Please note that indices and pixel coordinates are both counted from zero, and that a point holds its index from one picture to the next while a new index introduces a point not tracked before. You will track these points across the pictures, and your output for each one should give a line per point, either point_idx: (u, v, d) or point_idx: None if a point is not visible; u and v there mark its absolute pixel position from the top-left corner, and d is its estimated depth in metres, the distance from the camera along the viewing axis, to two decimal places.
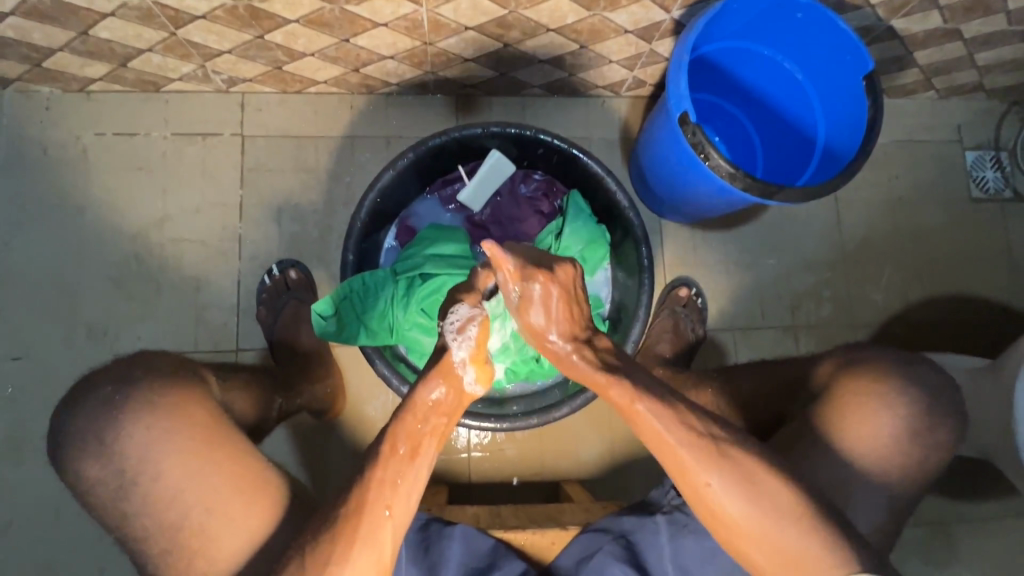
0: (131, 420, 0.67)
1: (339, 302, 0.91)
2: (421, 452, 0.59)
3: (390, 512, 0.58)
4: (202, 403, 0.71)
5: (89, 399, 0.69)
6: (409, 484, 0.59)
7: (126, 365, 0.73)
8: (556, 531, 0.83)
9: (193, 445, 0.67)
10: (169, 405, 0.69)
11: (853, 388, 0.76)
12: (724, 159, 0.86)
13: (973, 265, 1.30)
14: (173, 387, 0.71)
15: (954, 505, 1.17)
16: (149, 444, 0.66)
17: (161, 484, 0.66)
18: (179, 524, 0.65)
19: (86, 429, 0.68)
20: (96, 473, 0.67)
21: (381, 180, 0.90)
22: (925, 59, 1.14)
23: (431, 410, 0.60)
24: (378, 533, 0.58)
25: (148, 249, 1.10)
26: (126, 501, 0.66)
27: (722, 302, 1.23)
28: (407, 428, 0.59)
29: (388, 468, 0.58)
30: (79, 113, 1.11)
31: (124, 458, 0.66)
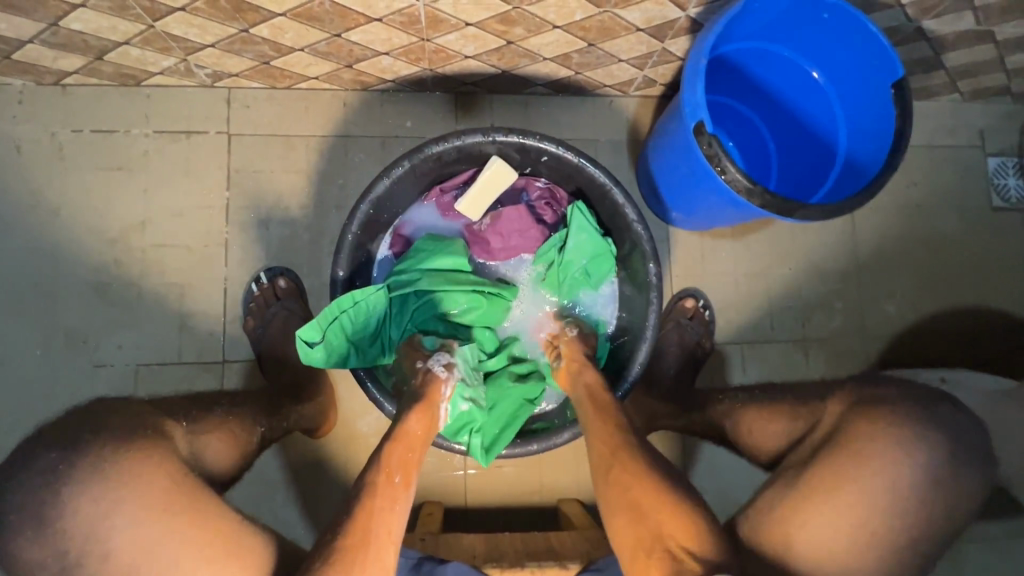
0: (79, 495, 0.60)
1: (326, 325, 0.83)
2: (411, 478, 0.68)
3: (391, 533, 0.62)
4: (164, 469, 0.65)
5: (29, 470, 0.61)
6: (400, 511, 0.64)
7: (73, 426, 0.66)
8: (553, 569, 0.80)
9: (154, 517, 0.62)
10: (123, 476, 0.62)
11: (867, 428, 0.74)
12: (741, 173, 0.80)
13: (990, 276, 1.25)
14: (130, 449, 0.64)
15: (964, 526, 1.13)
16: (98, 519, 0.60)
17: (113, 561, 0.61)
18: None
19: (28, 498, 0.60)
20: (34, 555, 0.60)
21: (374, 190, 0.84)
22: (952, 61, 1.07)
23: (417, 437, 0.71)
24: (384, 557, 0.61)
25: (129, 255, 1.04)
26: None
27: (730, 314, 1.18)
28: (399, 457, 0.68)
29: (386, 495, 0.64)
30: (54, 108, 1.04)
31: (69, 535, 0.60)
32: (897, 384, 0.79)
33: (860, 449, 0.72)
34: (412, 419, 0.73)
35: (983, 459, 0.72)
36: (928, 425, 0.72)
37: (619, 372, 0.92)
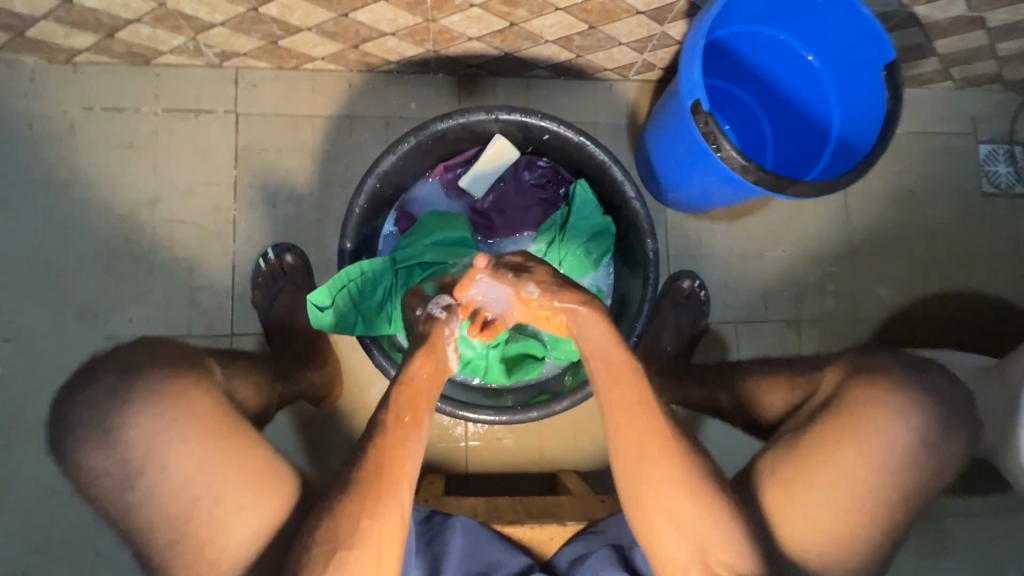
0: (136, 409, 0.68)
1: (335, 292, 0.86)
2: (423, 420, 0.70)
3: (404, 468, 0.67)
4: (205, 396, 0.71)
5: (92, 389, 0.69)
6: (416, 446, 0.68)
7: (129, 355, 0.73)
8: (553, 527, 0.83)
9: (198, 435, 0.68)
10: (171, 396, 0.69)
11: (864, 397, 0.77)
12: (736, 150, 0.83)
13: (979, 260, 1.28)
14: (177, 376, 0.71)
15: (948, 501, 1.17)
16: (154, 433, 0.67)
17: (167, 474, 0.66)
18: (188, 513, 0.67)
19: (94, 413, 0.68)
20: (100, 464, 0.68)
21: (381, 165, 0.87)
22: (944, 48, 1.10)
23: (426, 382, 0.72)
24: (398, 488, 0.66)
25: (140, 230, 1.07)
26: (132, 490, 0.67)
27: (726, 295, 1.21)
28: (408, 400, 0.70)
29: (398, 434, 0.68)
30: (65, 85, 1.06)
31: (130, 447, 0.67)
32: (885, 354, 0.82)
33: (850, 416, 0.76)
34: (416, 363, 0.73)
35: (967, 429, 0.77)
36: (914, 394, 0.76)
37: None
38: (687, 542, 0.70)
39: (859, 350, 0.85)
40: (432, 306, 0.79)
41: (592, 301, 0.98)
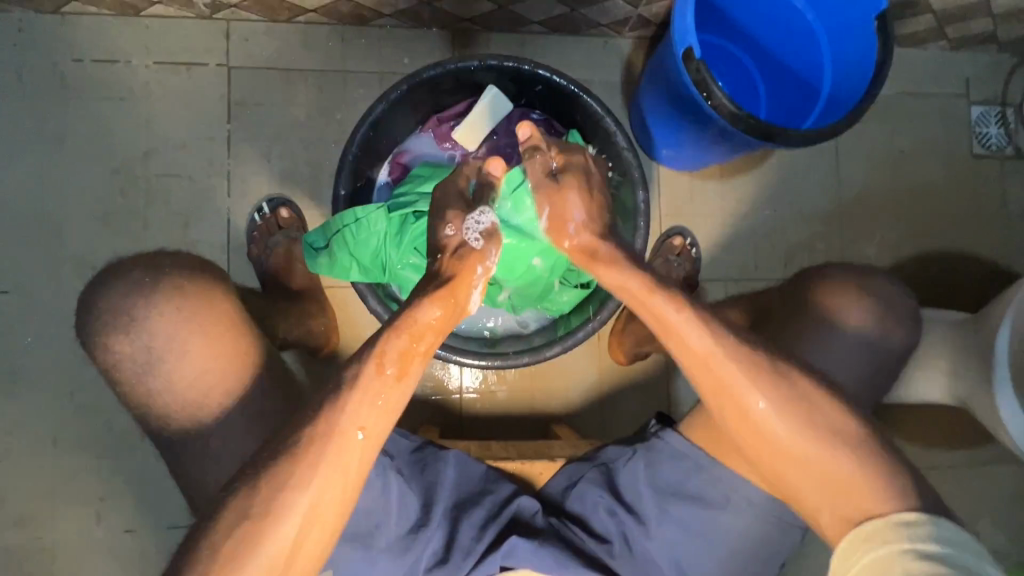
0: (164, 300, 0.71)
1: (330, 235, 0.89)
2: (408, 374, 0.63)
3: (362, 433, 0.61)
4: (228, 299, 0.75)
5: (122, 280, 0.73)
6: (388, 402, 0.62)
7: (157, 255, 0.76)
8: (545, 463, 0.86)
9: (218, 331, 0.72)
10: (196, 292, 0.73)
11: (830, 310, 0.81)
12: (726, 98, 0.84)
13: (967, 221, 1.30)
14: (201, 277, 0.75)
15: (926, 452, 1.21)
16: (177, 325, 0.71)
17: (185, 364, 0.70)
18: (200, 399, 0.71)
19: (120, 300, 0.72)
20: (123, 348, 0.71)
21: (373, 113, 0.87)
22: (939, 3, 1.10)
23: (427, 329, 0.65)
24: (345, 451, 0.60)
25: (134, 183, 1.07)
26: (149, 376, 0.71)
27: (717, 254, 1.23)
28: (399, 349, 0.63)
29: (371, 387, 0.61)
30: (54, 36, 1.05)
31: (153, 337, 0.70)
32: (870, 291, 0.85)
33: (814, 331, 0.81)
34: (426, 307, 0.65)
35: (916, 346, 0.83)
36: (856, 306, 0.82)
37: (607, 297, 0.94)
38: (825, 484, 0.65)
39: (828, 271, 0.87)
40: (471, 233, 0.70)
41: None
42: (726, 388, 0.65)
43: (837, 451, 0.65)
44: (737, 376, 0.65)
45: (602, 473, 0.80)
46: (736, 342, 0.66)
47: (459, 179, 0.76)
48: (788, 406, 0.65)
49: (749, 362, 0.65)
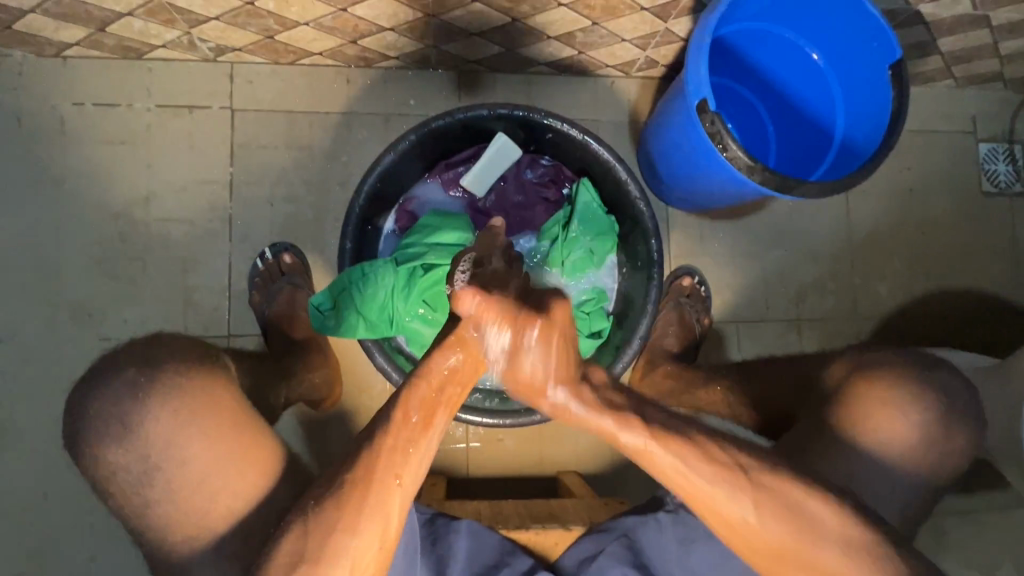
0: (159, 403, 0.66)
1: (336, 293, 0.88)
2: (434, 422, 0.59)
3: (399, 480, 0.58)
4: (230, 391, 0.70)
5: (112, 381, 0.67)
6: (420, 452, 0.58)
7: (151, 347, 0.71)
8: (558, 532, 0.82)
9: (219, 430, 0.67)
10: (194, 390, 0.67)
11: (868, 391, 0.75)
12: (742, 150, 0.82)
13: (978, 260, 1.28)
14: (198, 370, 0.69)
15: (945, 498, 1.17)
16: (174, 429, 0.65)
17: (185, 470, 0.65)
18: (204, 508, 0.65)
19: (111, 405, 0.66)
20: (117, 458, 0.65)
21: (381, 163, 0.87)
22: (947, 46, 1.09)
23: (448, 379, 0.59)
24: (387, 497, 0.57)
25: (134, 229, 1.05)
26: (148, 488, 0.65)
27: (727, 294, 1.21)
28: (421, 397, 0.58)
29: (400, 438, 0.57)
30: (55, 80, 1.04)
31: (146, 443, 0.65)
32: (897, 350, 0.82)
33: (851, 403, 0.75)
34: (440, 357, 0.58)
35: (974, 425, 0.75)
36: (900, 392, 0.74)
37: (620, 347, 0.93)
38: None
39: (861, 349, 0.85)
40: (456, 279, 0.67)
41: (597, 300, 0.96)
42: (703, 500, 0.59)
43: (834, 549, 0.58)
44: (708, 490, 0.58)
45: (622, 544, 0.78)
46: (706, 460, 0.58)
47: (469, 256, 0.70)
48: (776, 511, 0.59)
49: (721, 474, 0.58)
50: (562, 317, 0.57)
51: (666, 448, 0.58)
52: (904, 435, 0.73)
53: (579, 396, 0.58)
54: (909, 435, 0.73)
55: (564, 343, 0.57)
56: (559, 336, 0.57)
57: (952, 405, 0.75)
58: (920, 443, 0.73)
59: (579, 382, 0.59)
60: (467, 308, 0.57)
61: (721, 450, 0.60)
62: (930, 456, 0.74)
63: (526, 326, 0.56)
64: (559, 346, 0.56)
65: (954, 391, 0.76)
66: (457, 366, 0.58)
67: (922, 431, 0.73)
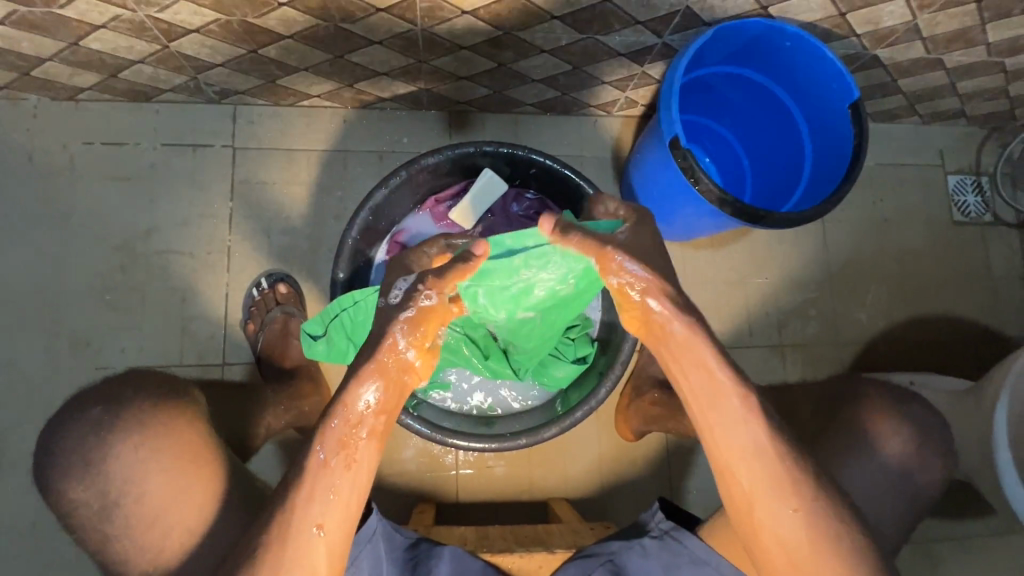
0: (120, 441, 0.70)
1: (328, 322, 0.91)
2: (354, 461, 0.63)
3: (319, 529, 0.62)
4: (192, 427, 0.73)
5: (80, 419, 0.72)
6: (342, 495, 0.63)
7: (119, 385, 0.75)
8: (542, 556, 0.84)
9: (178, 466, 0.70)
10: (154, 429, 0.71)
11: (862, 413, 0.83)
12: (713, 184, 0.88)
13: (954, 286, 1.32)
14: (161, 408, 0.73)
15: (935, 525, 1.17)
16: (135, 465, 0.70)
17: (143, 505, 0.69)
18: (158, 543, 0.69)
19: (78, 444, 0.70)
20: (79, 495, 0.69)
21: (374, 198, 0.92)
22: (908, 86, 1.16)
23: (366, 413, 0.63)
24: (307, 545, 0.62)
25: (134, 261, 1.09)
26: (107, 524, 0.69)
27: (711, 321, 1.24)
28: (339, 434, 0.63)
29: (320, 479, 0.62)
30: (67, 121, 1.10)
31: (108, 479, 0.69)
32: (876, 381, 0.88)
33: (840, 427, 0.82)
34: (361, 388, 0.63)
35: (944, 450, 0.82)
36: (881, 420, 0.82)
37: (603, 373, 0.95)
38: None
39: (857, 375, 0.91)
40: (392, 294, 0.64)
41: (581, 327, 0.99)
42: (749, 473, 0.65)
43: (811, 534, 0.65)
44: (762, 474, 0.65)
45: (607, 570, 0.79)
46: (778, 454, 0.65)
47: (413, 260, 0.67)
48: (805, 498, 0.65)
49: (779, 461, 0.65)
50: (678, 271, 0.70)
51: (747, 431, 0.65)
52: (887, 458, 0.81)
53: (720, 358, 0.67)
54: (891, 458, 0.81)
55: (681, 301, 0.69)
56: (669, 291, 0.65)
57: (927, 433, 0.82)
58: (897, 464, 0.81)
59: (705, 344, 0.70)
60: (478, 253, 0.64)
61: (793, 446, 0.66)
62: (906, 480, 0.80)
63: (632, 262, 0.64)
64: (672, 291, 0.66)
65: (925, 419, 0.83)
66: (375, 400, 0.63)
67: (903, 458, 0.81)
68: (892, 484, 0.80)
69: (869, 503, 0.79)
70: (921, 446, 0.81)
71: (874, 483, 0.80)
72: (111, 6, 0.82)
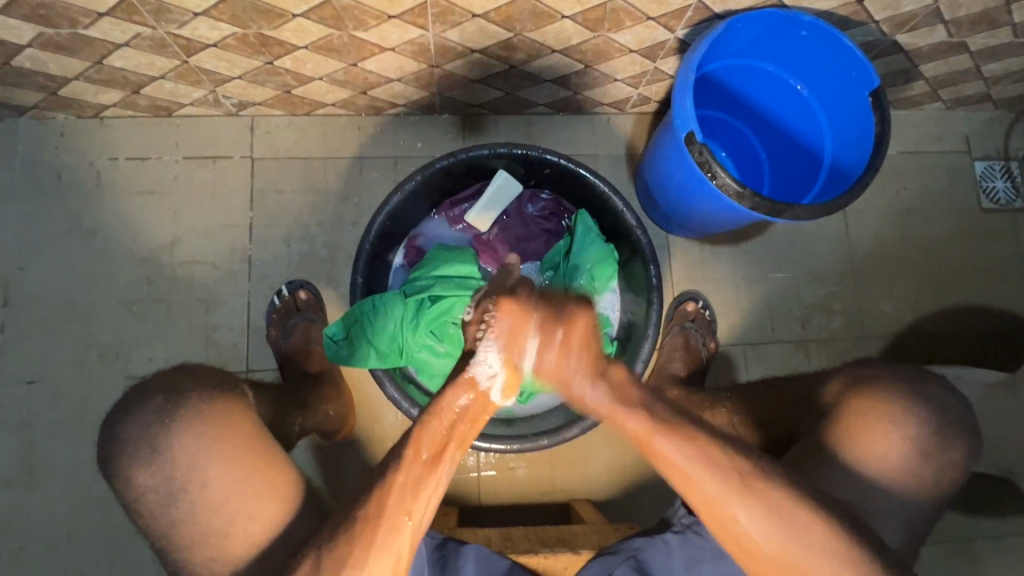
0: (184, 427, 0.69)
1: (348, 326, 0.93)
2: (443, 458, 0.61)
3: (410, 518, 0.58)
4: (248, 416, 0.73)
5: (142, 409, 0.70)
6: (428, 489, 0.59)
7: (176, 376, 0.75)
8: (568, 556, 0.84)
9: (238, 453, 0.69)
10: (216, 418, 0.70)
11: (861, 408, 0.76)
12: (731, 177, 0.86)
13: (985, 276, 1.28)
14: (220, 397, 0.73)
15: (970, 521, 1.14)
16: (198, 451, 0.68)
17: (208, 491, 0.67)
18: (223, 530, 0.66)
19: (143, 432, 0.69)
20: (146, 480, 0.68)
21: (389, 203, 0.93)
22: (930, 72, 1.13)
23: (460, 416, 0.65)
24: (395, 537, 0.57)
25: (159, 272, 1.11)
26: (173, 509, 0.67)
27: (732, 317, 1.22)
28: (432, 435, 0.61)
29: (411, 475, 0.59)
30: (92, 138, 1.13)
31: (173, 466, 0.67)
32: (886, 364, 0.82)
33: (836, 424, 0.76)
34: (450, 394, 0.65)
35: (967, 434, 0.75)
36: (882, 405, 0.75)
37: None
38: None
39: (855, 361, 0.86)
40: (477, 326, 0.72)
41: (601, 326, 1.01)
42: (693, 488, 0.61)
43: (777, 535, 0.58)
44: (711, 489, 0.60)
45: (630, 566, 0.79)
46: (716, 463, 0.60)
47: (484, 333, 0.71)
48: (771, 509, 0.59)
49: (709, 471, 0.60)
50: (581, 325, 0.69)
51: (675, 447, 0.61)
52: (898, 452, 0.73)
53: (598, 386, 0.67)
54: (905, 454, 0.73)
55: (578, 348, 0.68)
56: (580, 350, 0.68)
57: (945, 416, 0.75)
58: (913, 457, 0.73)
59: (600, 373, 0.68)
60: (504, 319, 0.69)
61: (718, 450, 0.61)
62: (924, 471, 0.73)
63: (550, 332, 0.68)
64: (578, 358, 0.68)
65: (944, 402, 0.76)
66: (468, 404, 0.65)
67: (917, 449, 0.73)
68: (909, 481, 0.72)
69: (878, 502, 0.72)
70: (939, 431, 0.74)
71: (891, 484, 0.72)
72: (133, 25, 0.84)
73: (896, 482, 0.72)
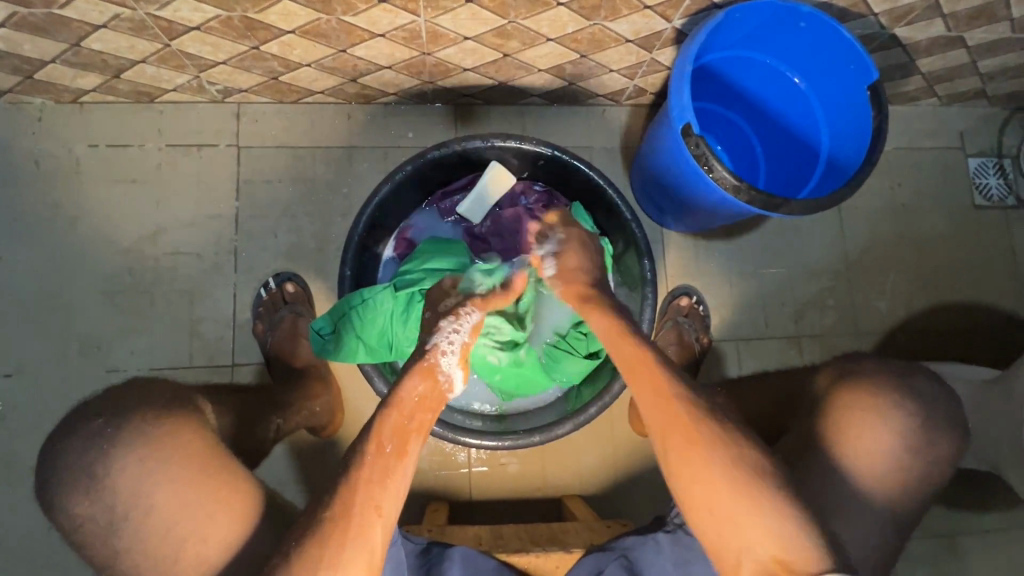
0: (124, 451, 0.65)
1: (337, 319, 0.91)
2: (408, 450, 0.60)
3: (380, 511, 0.57)
4: (196, 436, 0.69)
5: (83, 433, 0.67)
6: (394, 483, 0.58)
7: (122, 398, 0.72)
8: (559, 555, 0.83)
9: (186, 477, 0.66)
10: (159, 441, 0.67)
11: (846, 402, 0.75)
12: (727, 171, 0.85)
13: (977, 273, 1.28)
14: (164, 418, 0.69)
15: (958, 517, 1.14)
16: (140, 478, 0.65)
17: (154, 517, 0.64)
18: (173, 556, 0.64)
19: (82, 459, 0.66)
20: (84, 510, 0.65)
21: (379, 194, 0.90)
22: (928, 66, 1.13)
23: (418, 405, 0.64)
24: (366, 532, 0.56)
25: (141, 262, 1.08)
26: (117, 537, 0.64)
27: (725, 312, 1.22)
28: (393, 426, 0.61)
29: (376, 468, 0.58)
30: (71, 123, 1.09)
31: (114, 493, 0.65)
32: (874, 359, 0.81)
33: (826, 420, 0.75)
34: (408, 384, 0.64)
35: (952, 429, 0.74)
36: (867, 398, 0.74)
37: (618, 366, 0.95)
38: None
39: (846, 355, 0.84)
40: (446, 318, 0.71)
41: None
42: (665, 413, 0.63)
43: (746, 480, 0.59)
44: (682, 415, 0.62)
45: (621, 565, 0.78)
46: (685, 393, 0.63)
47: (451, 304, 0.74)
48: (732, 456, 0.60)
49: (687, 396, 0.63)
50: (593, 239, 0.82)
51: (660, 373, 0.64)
52: (880, 446, 0.72)
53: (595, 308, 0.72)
54: (889, 451, 0.72)
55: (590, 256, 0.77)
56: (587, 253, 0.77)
57: (930, 412, 0.74)
58: (897, 454, 0.72)
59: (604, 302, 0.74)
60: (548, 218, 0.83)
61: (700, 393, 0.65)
62: (907, 467, 0.72)
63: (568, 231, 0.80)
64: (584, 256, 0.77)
65: (931, 397, 0.75)
66: (426, 392, 0.64)
67: (901, 446, 0.72)
68: (894, 478, 0.72)
69: (867, 502, 0.71)
70: (924, 427, 0.73)
71: (878, 483, 0.72)
72: (111, 5, 0.81)
73: (867, 478, 0.72)
